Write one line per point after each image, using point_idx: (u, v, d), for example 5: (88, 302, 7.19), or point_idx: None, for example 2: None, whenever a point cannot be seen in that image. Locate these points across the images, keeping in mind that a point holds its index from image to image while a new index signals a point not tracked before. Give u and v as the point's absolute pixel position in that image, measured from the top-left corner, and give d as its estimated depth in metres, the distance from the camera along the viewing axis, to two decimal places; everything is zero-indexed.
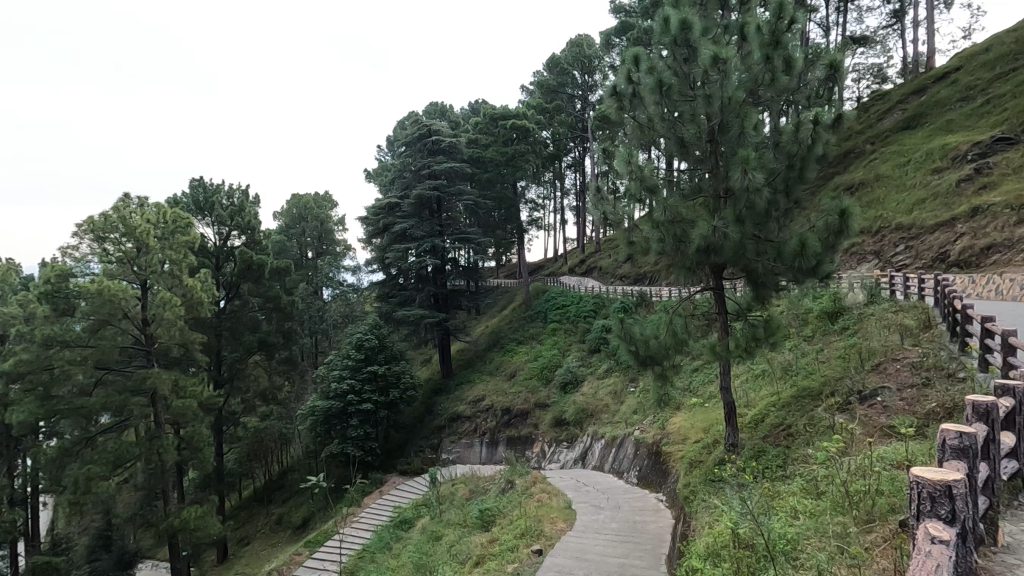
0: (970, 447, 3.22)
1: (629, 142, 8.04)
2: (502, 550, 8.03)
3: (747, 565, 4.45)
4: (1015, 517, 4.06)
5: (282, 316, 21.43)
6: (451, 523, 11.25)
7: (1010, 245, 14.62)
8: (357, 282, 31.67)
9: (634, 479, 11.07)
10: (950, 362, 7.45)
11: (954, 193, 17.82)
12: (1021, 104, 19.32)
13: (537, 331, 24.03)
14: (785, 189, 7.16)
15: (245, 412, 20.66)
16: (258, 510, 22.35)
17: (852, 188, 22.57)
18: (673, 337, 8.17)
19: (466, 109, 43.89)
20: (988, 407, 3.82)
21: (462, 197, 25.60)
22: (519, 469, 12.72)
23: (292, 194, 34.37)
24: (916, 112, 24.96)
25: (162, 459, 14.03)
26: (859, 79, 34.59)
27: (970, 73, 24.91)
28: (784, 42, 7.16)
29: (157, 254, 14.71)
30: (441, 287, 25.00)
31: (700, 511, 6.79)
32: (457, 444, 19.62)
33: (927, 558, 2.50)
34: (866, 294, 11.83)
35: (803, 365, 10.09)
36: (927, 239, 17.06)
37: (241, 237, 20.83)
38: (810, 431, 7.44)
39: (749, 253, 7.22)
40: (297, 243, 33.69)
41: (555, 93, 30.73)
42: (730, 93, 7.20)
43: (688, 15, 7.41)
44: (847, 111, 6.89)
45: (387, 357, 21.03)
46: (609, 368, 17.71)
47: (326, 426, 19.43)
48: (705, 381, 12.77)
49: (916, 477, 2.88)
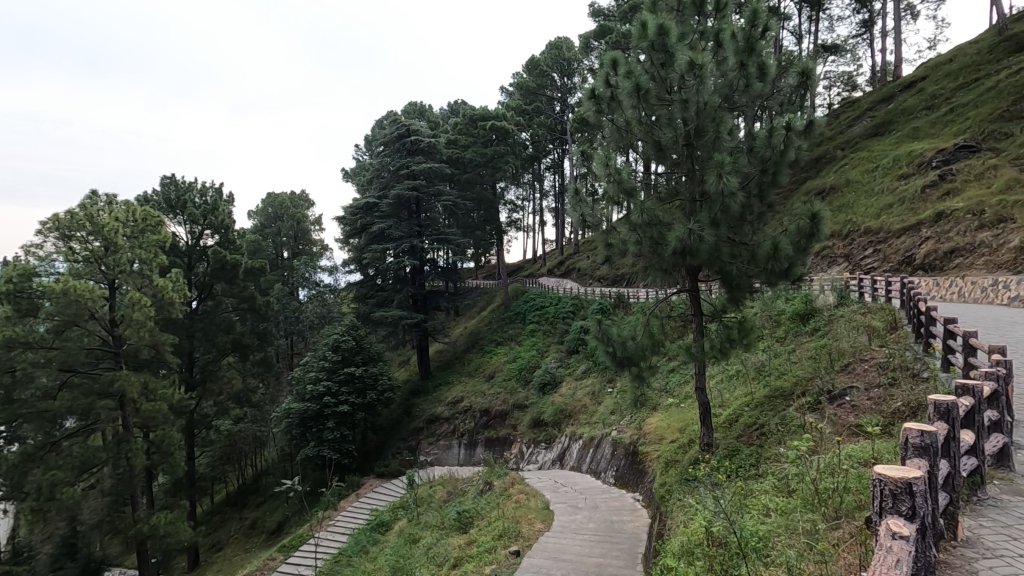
0: (932, 445, 3.32)
1: (607, 145, 8.11)
2: (480, 551, 8.04)
3: (720, 563, 4.52)
4: (973, 513, 4.21)
5: (257, 317, 21.12)
6: (428, 526, 11.19)
7: (972, 249, 15.14)
8: (333, 282, 31.29)
9: (611, 479, 11.18)
10: (915, 362, 7.66)
11: (920, 198, 18.35)
12: (983, 112, 20.04)
13: (515, 332, 24.11)
14: (758, 193, 7.31)
15: (218, 414, 20.18)
16: (232, 515, 21.93)
17: (823, 192, 23.14)
18: (649, 338, 8.27)
19: (445, 109, 43.88)
20: (949, 406, 3.94)
21: (441, 197, 25.49)
22: (497, 470, 12.73)
23: (268, 193, 33.99)
24: (884, 119, 25.74)
25: (132, 463, 13.79)
26: (830, 86, 35.60)
27: (935, 82, 25.74)
28: (758, 50, 7.35)
29: (125, 252, 14.31)
30: (420, 288, 24.86)
31: (675, 511, 6.87)
32: (434, 446, 19.53)
33: (888, 553, 2.56)
34: (836, 296, 12.12)
35: (776, 365, 10.29)
36: (894, 243, 17.58)
37: (214, 237, 20.44)
38: (782, 431, 7.60)
39: (724, 256, 7.33)
40: (272, 242, 33.20)
41: (535, 94, 30.71)
42: (706, 98, 7.33)
43: (665, 20, 7.51)
44: (819, 118, 7.05)
45: (365, 358, 20.84)
46: (587, 369, 17.85)
47: (302, 428, 19.13)
48: (680, 381, 13.00)
49: (878, 475, 2.97)
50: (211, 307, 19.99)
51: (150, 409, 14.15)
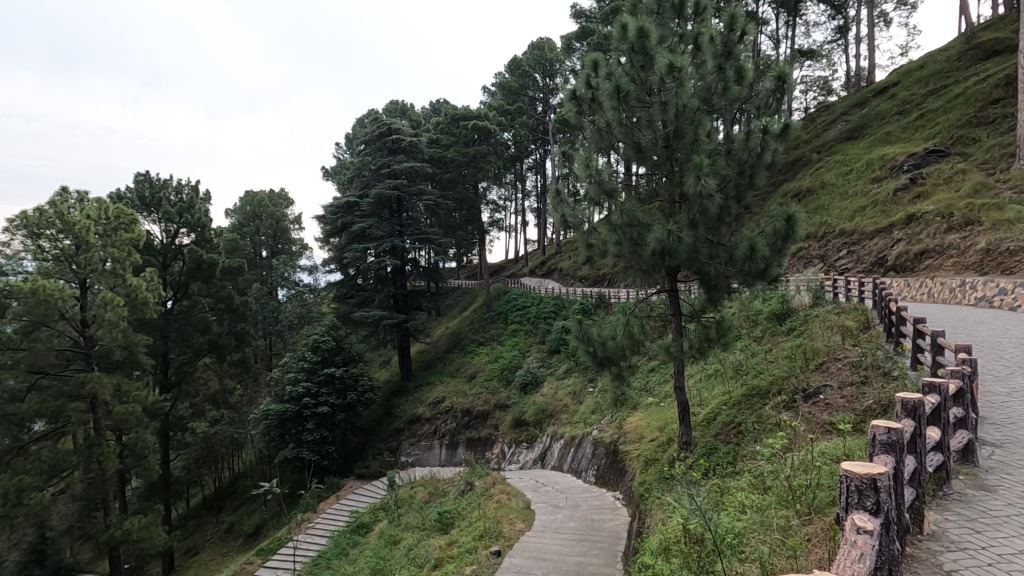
0: (897, 442, 3.41)
1: (588, 146, 8.16)
2: (460, 552, 8.02)
3: (696, 560, 4.59)
4: (940, 507, 4.34)
5: (235, 317, 20.80)
6: (409, 527, 11.11)
7: (941, 251, 15.53)
8: (313, 282, 30.93)
9: (592, 478, 11.23)
10: (885, 362, 7.85)
11: (892, 201, 18.78)
12: (952, 118, 20.63)
13: (497, 332, 24.13)
14: (736, 195, 7.43)
15: (194, 416, 19.81)
16: (208, 519, 21.54)
17: (799, 194, 23.56)
18: (629, 338, 8.33)
19: (427, 109, 43.63)
20: (916, 404, 4.06)
21: (423, 196, 25.32)
22: (478, 470, 12.74)
23: (246, 192, 33.45)
24: (858, 123, 26.32)
25: (104, 467, 13.43)
26: (806, 90, 36.34)
27: (906, 88, 26.42)
28: (736, 54, 7.46)
29: (97, 251, 14.00)
30: (401, 288, 24.65)
31: (655, 508, 6.95)
32: (416, 446, 19.43)
33: (852, 547, 2.63)
34: (811, 296, 12.37)
35: (753, 365, 10.44)
36: (867, 244, 17.99)
37: (190, 235, 20.05)
38: (758, 429, 7.73)
39: (702, 256, 7.43)
40: (250, 241, 32.67)
41: (517, 95, 30.77)
42: (685, 101, 7.43)
43: (644, 23, 7.58)
44: (795, 121, 7.17)
45: (345, 358, 20.66)
46: (568, 369, 17.93)
47: (280, 430, 18.86)
48: (660, 381, 13.12)
49: (845, 472, 3.04)
50: (187, 307, 19.62)
51: (124, 411, 13.82)
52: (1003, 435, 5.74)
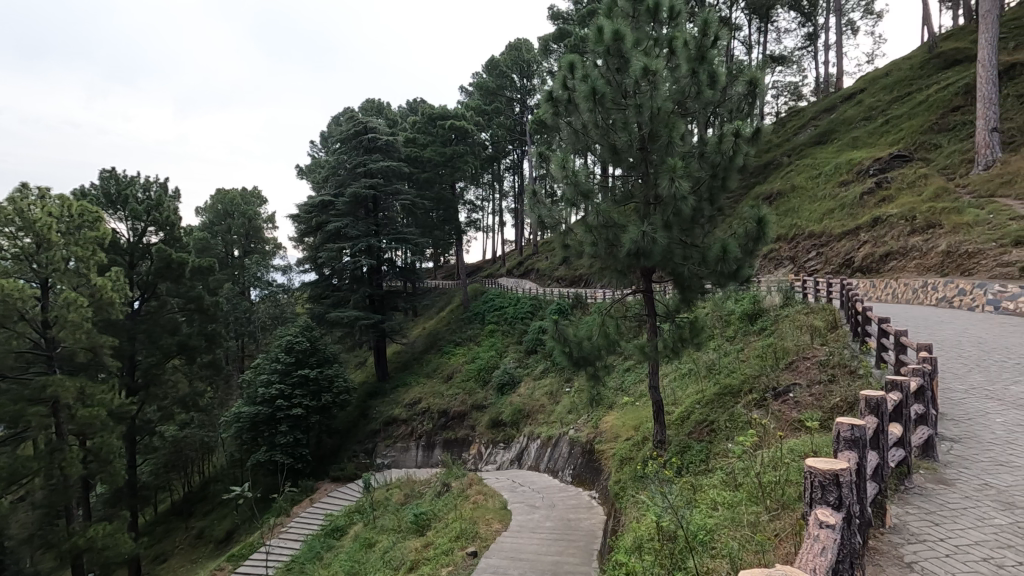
0: (861, 438, 3.51)
1: (564, 147, 8.21)
2: (437, 554, 7.98)
3: (668, 558, 4.65)
4: (902, 501, 4.50)
5: (205, 318, 20.37)
6: (385, 529, 11.00)
7: (905, 253, 16.01)
8: (287, 282, 30.47)
9: (568, 477, 11.29)
10: (851, 360, 8.08)
11: (859, 204, 19.33)
12: (916, 124, 21.32)
13: (474, 332, 24.08)
14: (709, 197, 7.57)
15: (162, 420, 19.27)
16: (177, 524, 21.00)
17: (770, 197, 24.09)
18: (605, 338, 8.39)
19: (404, 108, 43.33)
20: (879, 401, 4.20)
21: (399, 196, 25.10)
22: (455, 471, 12.71)
23: (217, 189, 32.72)
24: (827, 127, 27.03)
25: (66, 473, 12.97)
26: (777, 95, 37.16)
27: (872, 95, 27.23)
28: (708, 58, 7.59)
29: (60, 250, 13.50)
30: (377, 288, 24.37)
31: (629, 507, 7.02)
32: (392, 448, 19.27)
33: (815, 541, 2.70)
34: (782, 297, 12.67)
35: (725, 364, 10.62)
36: (835, 246, 18.49)
37: (158, 234, 19.55)
38: (730, 427, 7.88)
39: (676, 258, 7.55)
40: (221, 240, 31.96)
41: (494, 95, 30.88)
42: (659, 104, 7.53)
43: (620, 26, 7.66)
44: (765, 126, 7.33)
45: (319, 359, 20.36)
46: (545, 369, 17.99)
47: (253, 433, 18.50)
48: (635, 381, 13.27)
49: (809, 467, 3.11)
50: (155, 307, 19.15)
51: (88, 415, 13.38)
52: (960, 430, 5.97)
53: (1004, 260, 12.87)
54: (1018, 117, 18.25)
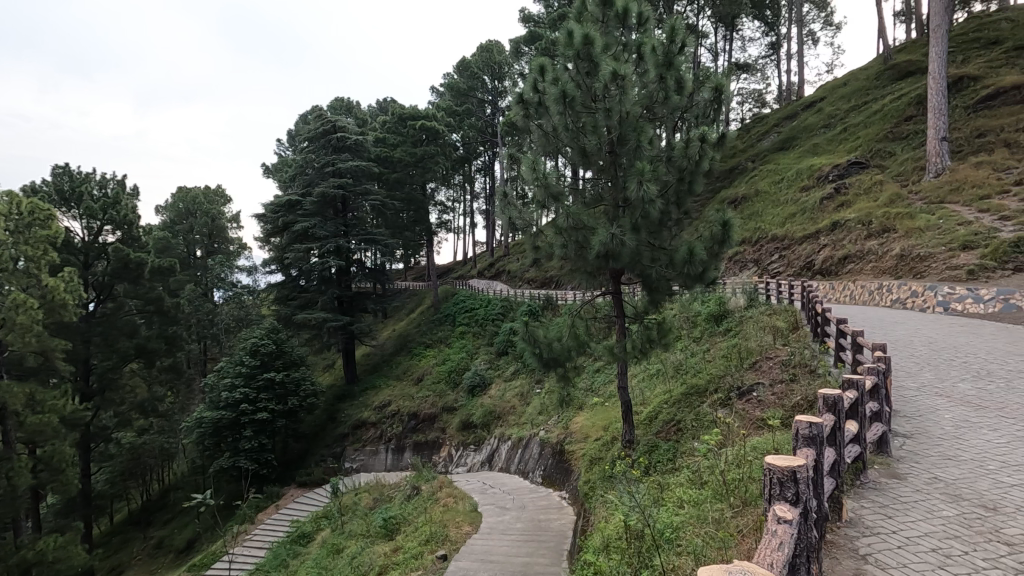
0: (818, 435, 3.62)
1: (534, 149, 8.24)
2: (406, 558, 7.89)
3: (635, 556, 4.71)
4: (857, 496, 4.66)
5: (165, 320, 19.70)
6: (353, 535, 10.82)
7: (861, 256, 16.60)
8: (252, 283, 29.76)
9: (538, 478, 11.33)
10: (811, 360, 8.35)
11: (819, 209, 19.98)
12: (872, 132, 22.18)
13: (444, 334, 23.96)
14: (676, 201, 7.71)
15: (119, 426, 18.55)
16: (134, 534, 20.22)
17: (735, 202, 24.68)
18: (574, 339, 8.45)
19: (373, 107, 42.86)
20: (836, 399, 4.35)
21: (369, 196, 24.78)
22: (425, 474, 12.62)
23: (178, 187, 31.69)
24: (789, 134, 27.90)
25: (14, 483, 12.33)
26: (742, 102, 38.17)
27: (831, 104, 28.22)
28: (676, 64, 7.73)
29: (8, 249, 12.86)
30: (346, 289, 23.96)
31: (598, 507, 7.09)
32: (360, 451, 19.00)
33: (773, 537, 2.77)
34: (746, 298, 13.02)
35: (692, 365, 10.84)
36: (797, 249, 19.08)
37: (115, 233, 18.85)
38: (696, 426, 8.02)
39: (644, 259, 7.67)
40: (183, 239, 30.97)
41: (465, 96, 30.84)
42: (628, 108, 7.62)
43: (590, 30, 7.74)
44: (730, 131, 7.50)
45: (286, 362, 19.92)
46: (515, 371, 18.00)
47: (216, 438, 17.97)
48: (605, 381, 13.41)
49: (768, 465, 3.20)
50: (112, 309, 18.47)
51: (38, 422, 12.79)
52: (912, 426, 6.22)
53: (953, 264, 13.51)
54: (965, 128, 19.18)
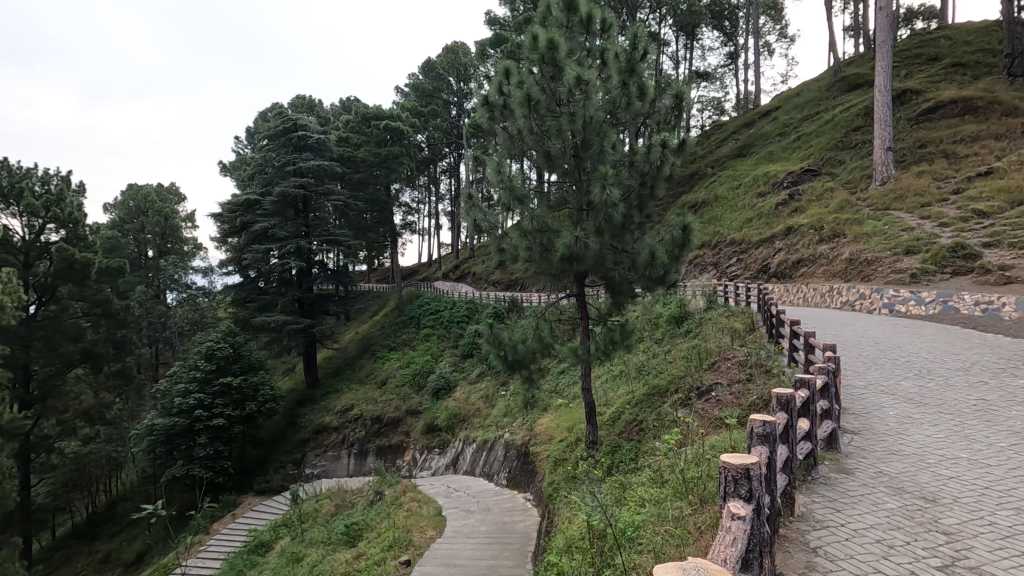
0: (771, 433, 3.75)
1: (500, 151, 8.26)
2: (369, 564, 7.77)
3: (597, 555, 4.76)
4: (808, 490, 4.84)
5: (114, 323, 18.85)
6: (313, 542, 10.57)
7: (814, 260, 17.28)
8: (208, 285, 28.78)
9: (503, 480, 11.33)
10: (767, 360, 8.63)
11: (774, 214, 20.68)
12: (824, 141, 23.12)
13: (409, 336, 23.71)
14: (638, 205, 7.85)
15: (63, 435, 17.60)
16: (78, 549, 19.20)
17: (695, 206, 25.29)
18: (538, 341, 8.48)
19: (336, 106, 42.09)
20: (788, 398, 4.50)
21: (331, 196, 24.30)
22: (388, 478, 12.45)
23: (129, 185, 30.35)
24: (746, 142, 28.81)
25: None
26: (702, 109, 39.20)
27: (786, 113, 29.27)
28: (638, 71, 7.87)
29: None
30: (307, 291, 23.42)
31: (562, 507, 7.14)
32: (322, 457, 18.59)
33: (728, 533, 2.85)
34: (706, 300, 13.38)
35: (654, 365, 11.05)
36: (754, 253, 19.71)
37: (59, 232, 17.92)
38: (657, 426, 8.17)
39: (607, 262, 7.78)
40: (133, 239, 29.68)
41: (431, 97, 30.63)
42: (592, 113, 7.73)
43: (554, 35, 7.83)
44: (690, 138, 7.68)
45: (243, 367, 19.32)
46: (480, 373, 17.94)
47: (168, 446, 17.26)
48: (569, 383, 13.55)
49: (723, 463, 3.28)
50: (55, 312, 17.55)
51: None
52: (860, 423, 6.49)
53: (897, 268, 14.21)
54: (908, 138, 20.21)
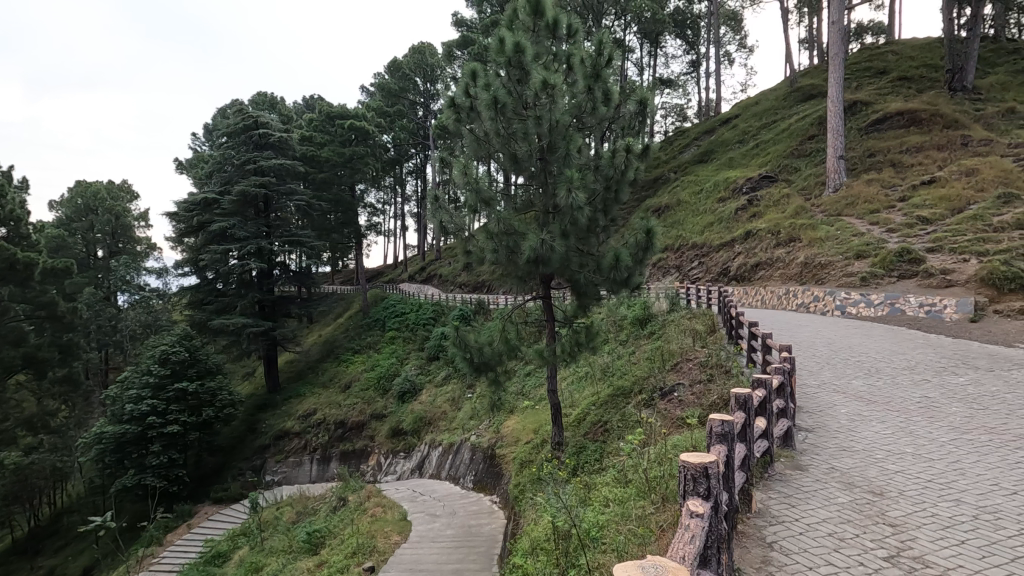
0: (729, 432, 3.86)
1: (466, 153, 8.24)
2: (332, 572, 7.62)
3: (562, 555, 4.80)
4: (765, 486, 5.00)
5: (59, 326, 18.07)
6: (274, 551, 10.28)
7: (770, 263, 17.86)
8: (161, 287, 27.70)
9: (469, 483, 11.28)
10: (726, 361, 8.87)
11: (733, 219, 21.27)
12: (781, 149, 23.95)
13: (374, 339, 23.37)
14: (603, 208, 7.96)
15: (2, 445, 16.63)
16: (18, 565, 18.15)
17: (659, 210, 25.80)
18: (505, 344, 8.48)
19: (299, 104, 41.19)
20: (746, 398, 4.63)
21: (294, 196, 23.74)
22: (352, 484, 12.22)
23: (76, 182, 28.95)
24: (707, 148, 29.57)
25: None
26: (666, 115, 40.06)
27: (745, 121, 30.20)
28: (603, 76, 7.99)
29: None
30: (268, 293, 22.83)
31: (527, 509, 7.17)
32: (282, 463, 18.11)
33: (686, 530, 2.91)
34: (669, 303, 13.66)
35: (618, 367, 11.21)
36: (715, 256, 20.23)
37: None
38: (621, 427, 8.29)
39: (573, 265, 7.85)
40: (81, 238, 28.30)
41: (397, 97, 30.33)
42: (558, 117, 7.81)
43: (521, 38, 7.87)
44: (653, 143, 7.83)
45: (200, 371, 18.67)
46: (446, 376, 17.83)
47: (119, 455, 16.52)
48: (535, 385, 13.61)
49: (683, 462, 3.36)
50: None
51: None
52: (813, 421, 6.74)
53: (849, 271, 14.83)
54: (859, 147, 21.13)
